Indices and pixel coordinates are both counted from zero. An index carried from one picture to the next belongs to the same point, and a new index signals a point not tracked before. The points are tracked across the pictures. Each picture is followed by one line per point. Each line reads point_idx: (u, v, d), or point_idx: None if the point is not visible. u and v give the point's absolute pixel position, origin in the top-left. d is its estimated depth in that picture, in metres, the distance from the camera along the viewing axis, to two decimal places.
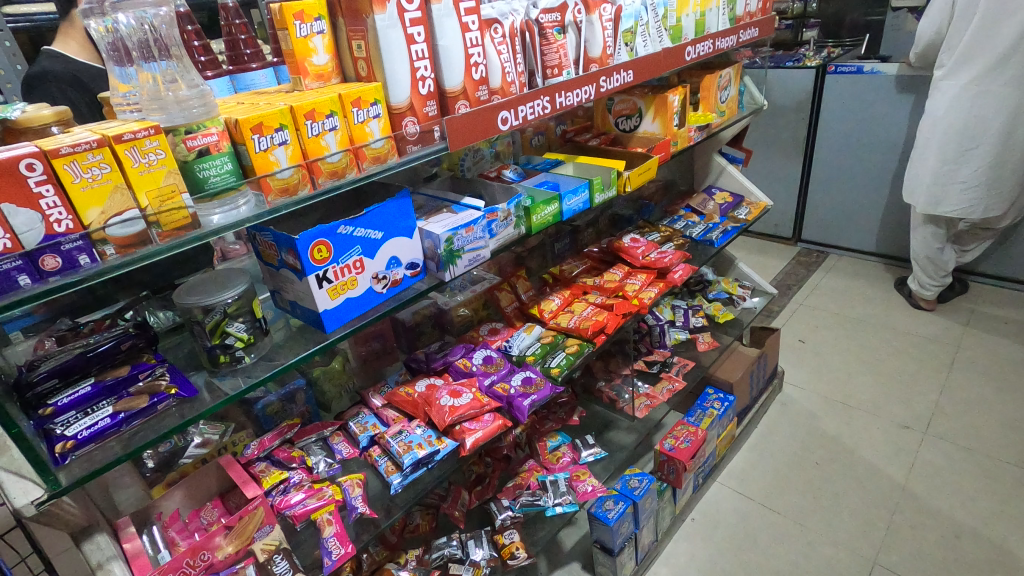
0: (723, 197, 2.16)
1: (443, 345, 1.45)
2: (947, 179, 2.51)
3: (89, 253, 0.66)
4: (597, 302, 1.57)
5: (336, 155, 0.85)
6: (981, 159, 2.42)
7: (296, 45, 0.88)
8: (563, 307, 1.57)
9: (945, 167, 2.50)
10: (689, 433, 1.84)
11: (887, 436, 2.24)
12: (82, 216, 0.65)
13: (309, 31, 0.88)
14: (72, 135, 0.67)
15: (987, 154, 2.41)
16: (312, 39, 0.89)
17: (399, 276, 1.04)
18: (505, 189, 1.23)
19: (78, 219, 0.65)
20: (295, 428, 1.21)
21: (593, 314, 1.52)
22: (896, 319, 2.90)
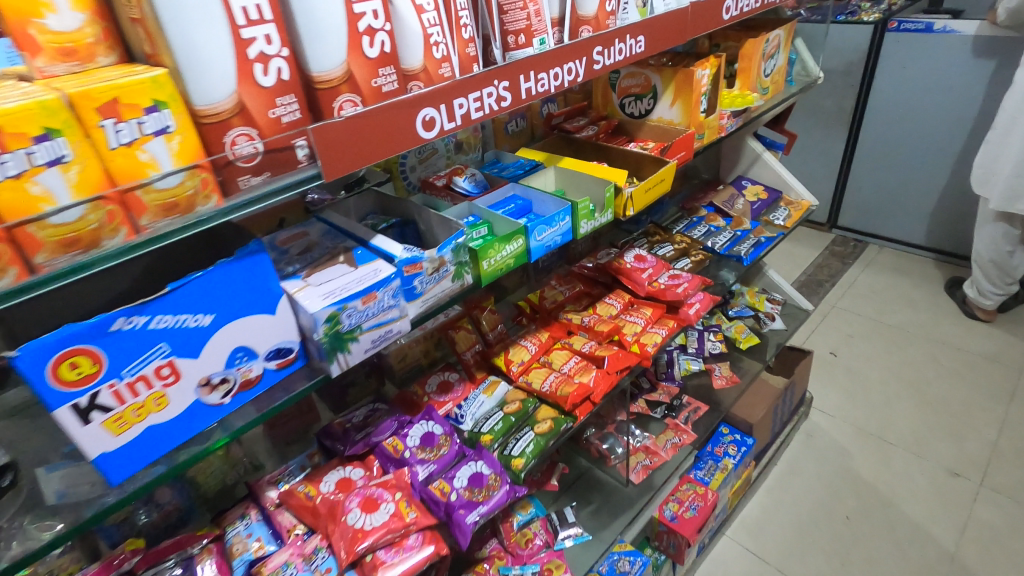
0: (755, 192, 1.73)
1: (372, 411, 1.08)
2: None
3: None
4: (583, 350, 1.18)
5: (69, 210, 0.46)
6: None
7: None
8: (539, 356, 1.20)
9: None
10: (696, 497, 1.50)
11: (934, 485, 1.87)
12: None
13: None
14: None
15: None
16: None
17: (253, 372, 0.66)
18: (443, 221, 0.83)
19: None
20: (138, 553, 0.84)
21: (577, 369, 1.14)
22: (946, 330, 2.49)
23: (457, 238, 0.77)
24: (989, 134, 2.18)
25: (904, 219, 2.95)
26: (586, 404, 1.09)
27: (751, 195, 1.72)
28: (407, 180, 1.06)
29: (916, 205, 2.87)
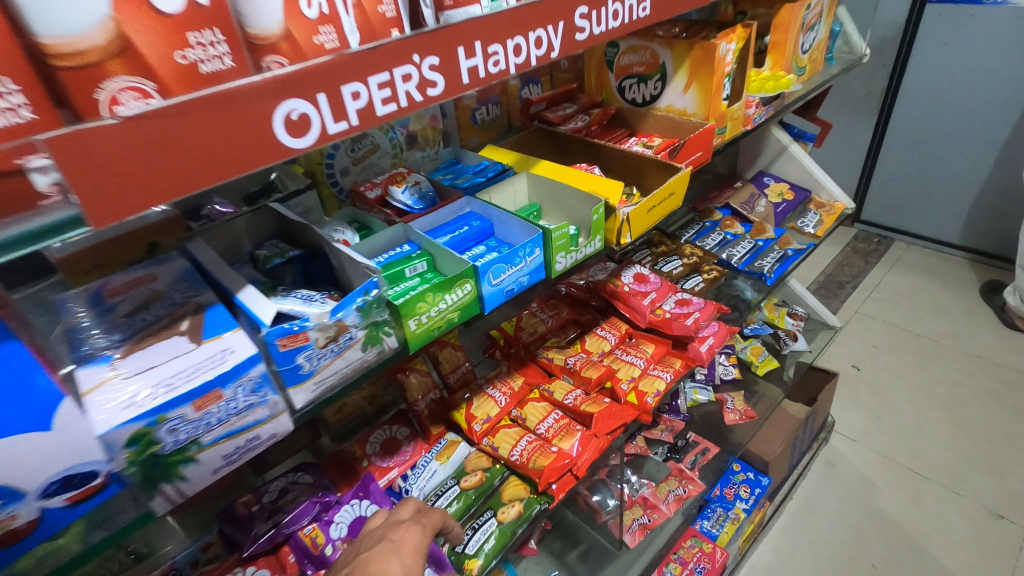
0: (780, 191, 1.47)
1: (286, 488, 0.83)
2: None
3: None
4: (566, 403, 0.94)
5: None
6: None
7: None
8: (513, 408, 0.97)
9: None
10: (703, 557, 1.26)
11: (974, 529, 1.64)
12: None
13: None
14: None
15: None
16: None
17: (23, 518, 0.39)
18: (352, 263, 0.57)
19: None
20: None
21: (557, 430, 0.91)
22: (983, 342, 2.23)
23: (359, 295, 0.52)
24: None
25: (937, 214, 2.67)
26: (569, 480, 0.86)
27: (774, 195, 1.46)
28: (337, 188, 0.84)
29: (951, 200, 2.59)
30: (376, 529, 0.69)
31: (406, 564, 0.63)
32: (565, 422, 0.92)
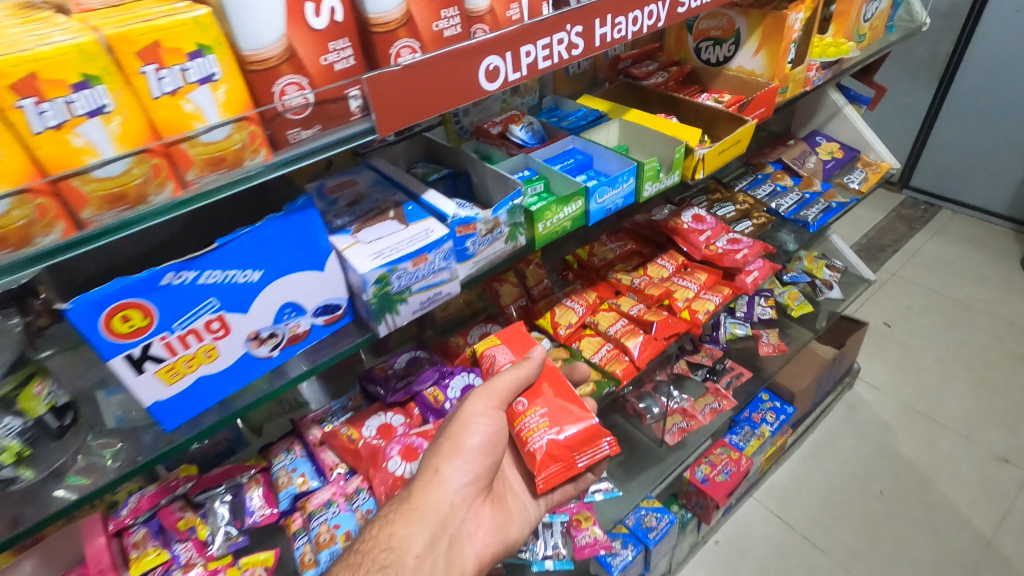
0: (830, 150, 1.60)
1: (415, 358, 1.07)
2: None
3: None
4: (521, 403, 0.86)
5: (113, 164, 0.42)
6: None
7: (160, 117, 0.44)
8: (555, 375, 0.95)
9: None
10: (730, 462, 1.48)
11: (979, 470, 1.81)
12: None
13: (178, 83, 0.44)
14: None
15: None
16: (189, 96, 0.45)
17: (302, 328, 0.65)
18: (497, 178, 0.77)
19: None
20: (192, 480, 0.91)
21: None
22: (1014, 307, 2.34)
23: (511, 198, 0.72)
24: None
25: (990, 183, 2.72)
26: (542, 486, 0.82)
27: (825, 152, 1.59)
28: (459, 125, 0.96)
29: (1004, 169, 2.64)
30: (454, 419, 0.83)
31: (437, 458, 0.81)
32: (528, 433, 0.84)
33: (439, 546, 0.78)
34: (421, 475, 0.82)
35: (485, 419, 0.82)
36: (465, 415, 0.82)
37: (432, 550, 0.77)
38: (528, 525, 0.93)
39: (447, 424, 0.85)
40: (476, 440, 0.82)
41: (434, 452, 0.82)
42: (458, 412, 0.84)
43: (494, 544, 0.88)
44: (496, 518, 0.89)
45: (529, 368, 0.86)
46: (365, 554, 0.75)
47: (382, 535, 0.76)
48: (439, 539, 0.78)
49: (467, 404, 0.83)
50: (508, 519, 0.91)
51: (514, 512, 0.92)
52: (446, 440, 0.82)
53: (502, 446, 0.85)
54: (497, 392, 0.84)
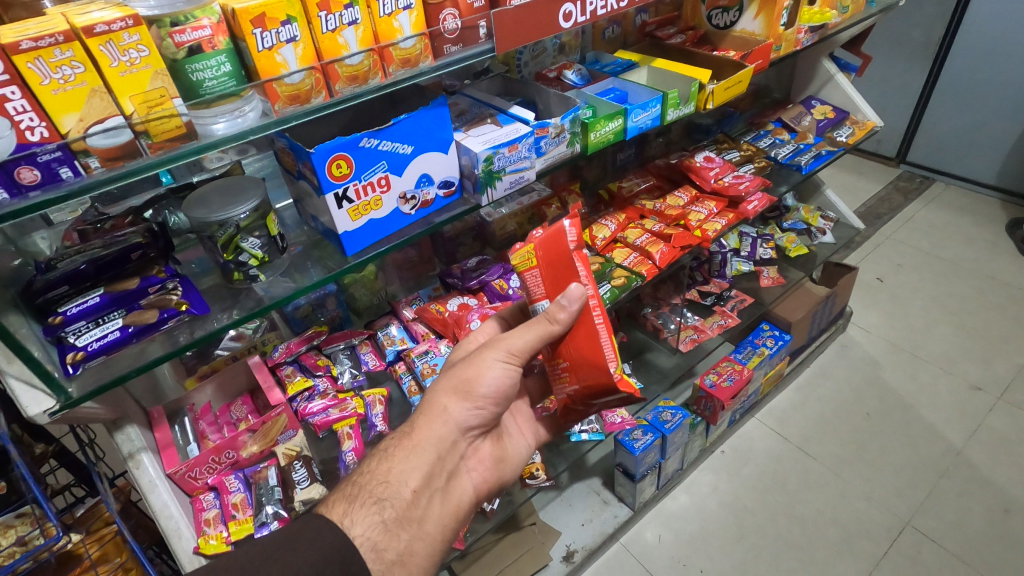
0: (824, 111, 1.86)
1: (482, 260, 1.36)
2: None
3: (6, 187, 0.55)
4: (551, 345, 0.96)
5: (356, 56, 0.71)
6: None
7: (379, 28, 0.72)
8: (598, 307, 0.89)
9: None
10: (733, 372, 1.76)
11: (955, 397, 2.07)
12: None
13: (394, 8, 0.72)
14: (89, 9, 0.59)
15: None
16: (396, 17, 0.73)
17: (430, 196, 0.93)
18: (561, 99, 1.06)
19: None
20: (322, 334, 1.19)
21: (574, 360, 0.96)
22: (996, 265, 2.59)
23: (574, 110, 1.00)
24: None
25: (980, 157, 2.95)
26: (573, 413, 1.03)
27: (819, 113, 1.85)
28: (521, 73, 1.25)
29: (993, 143, 2.88)
30: (472, 362, 0.90)
31: (449, 394, 0.90)
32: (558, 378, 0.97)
33: (436, 482, 0.87)
34: (428, 412, 0.90)
35: (500, 368, 0.89)
36: (482, 361, 0.89)
37: (430, 484, 0.86)
38: (515, 463, 1.08)
39: (463, 363, 0.91)
40: (488, 389, 0.89)
41: (447, 388, 0.90)
42: (478, 356, 0.91)
43: (487, 478, 1.01)
44: (490, 455, 1.02)
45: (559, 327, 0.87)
46: (361, 486, 0.84)
47: (381, 470, 0.85)
48: (437, 475, 0.88)
49: (485, 352, 0.90)
50: (500, 455, 1.05)
51: (506, 450, 1.07)
52: (460, 380, 0.90)
53: (510, 399, 0.93)
54: (518, 345, 0.89)
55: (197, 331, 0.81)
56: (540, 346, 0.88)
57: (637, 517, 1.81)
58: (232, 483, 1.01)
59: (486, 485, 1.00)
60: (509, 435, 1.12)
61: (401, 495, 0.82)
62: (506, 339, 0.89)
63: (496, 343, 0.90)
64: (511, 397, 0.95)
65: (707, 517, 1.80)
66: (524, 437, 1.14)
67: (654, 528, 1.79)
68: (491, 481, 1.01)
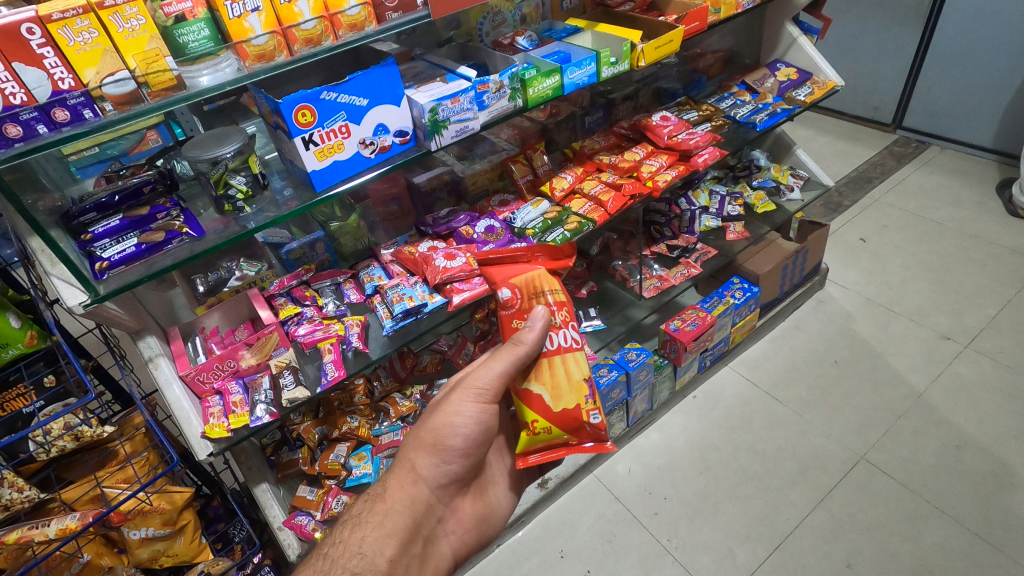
0: (787, 73, 1.96)
1: (453, 211, 1.54)
2: None
3: (46, 124, 0.75)
4: (569, 339, 0.99)
5: (309, 22, 0.89)
6: None
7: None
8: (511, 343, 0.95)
9: None
10: (697, 318, 1.90)
11: (924, 346, 2.16)
12: (32, 90, 0.74)
13: None
14: None
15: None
16: None
17: (387, 143, 1.11)
18: (505, 59, 1.23)
19: (20, 82, 0.73)
20: (311, 272, 1.40)
21: (563, 379, 0.98)
22: (982, 224, 2.63)
23: (511, 68, 1.17)
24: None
25: (974, 118, 2.97)
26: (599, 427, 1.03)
27: (782, 76, 1.95)
28: (483, 42, 1.42)
29: (985, 105, 2.90)
30: (440, 416, 0.91)
31: (420, 459, 0.90)
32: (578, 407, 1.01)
33: (412, 546, 0.86)
34: (399, 473, 0.90)
35: (466, 414, 0.91)
36: (448, 412, 0.91)
37: (407, 550, 0.85)
38: (501, 517, 1.08)
39: (431, 416, 0.93)
40: (456, 440, 0.90)
41: (418, 454, 0.91)
42: (443, 406, 0.92)
43: (466, 541, 1.00)
44: (469, 515, 1.01)
45: (523, 350, 0.91)
46: (333, 558, 0.81)
47: (354, 539, 0.83)
48: (414, 540, 0.87)
49: (449, 403, 0.91)
50: (482, 512, 1.04)
51: (488, 505, 1.06)
52: (428, 437, 0.91)
53: (480, 445, 0.93)
54: (487, 385, 0.91)
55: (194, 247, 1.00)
56: (505, 373, 0.92)
57: (611, 452, 1.98)
58: (234, 387, 1.20)
59: (466, 547, 1.00)
60: (494, 487, 1.09)
61: (377, 565, 0.80)
62: (468, 384, 0.92)
63: (459, 392, 0.92)
64: (486, 446, 0.95)
65: (675, 453, 1.96)
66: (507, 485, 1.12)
67: (626, 462, 1.96)
68: (468, 543, 1.00)
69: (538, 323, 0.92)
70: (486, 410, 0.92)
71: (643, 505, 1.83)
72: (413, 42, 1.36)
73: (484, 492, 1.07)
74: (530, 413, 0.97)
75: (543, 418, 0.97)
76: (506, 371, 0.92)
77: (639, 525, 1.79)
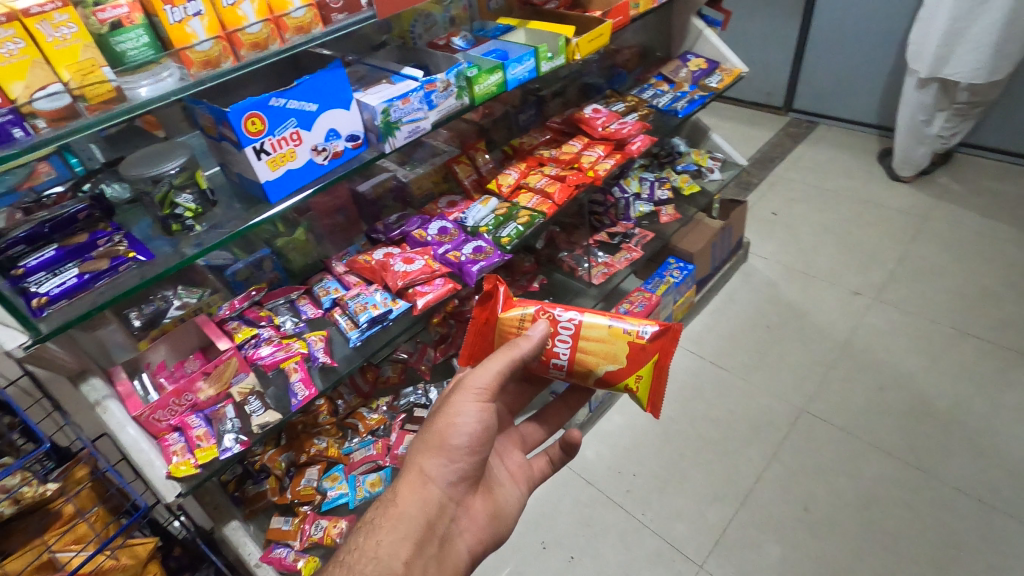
0: (697, 63, 2.09)
1: (403, 216, 1.52)
2: (957, 36, 2.22)
3: None
4: (567, 328, 1.06)
5: (255, 25, 0.85)
6: (997, 13, 2.12)
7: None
8: (558, 373, 1.08)
9: (957, 24, 2.20)
10: (644, 299, 2.00)
11: (840, 303, 2.38)
12: None
13: None
14: None
15: (1000, 9, 2.11)
16: None
17: (339, 148, 1.09)
18: (447, 58, 1.24)
19: None
20: (262, 291, 1.34)
21: (599, 347, 1.06)
22: (872, 190, 2.93)
23: (456, 67, 1.18)
24: (921, 11, 2.34)
25: (853, 97, 3.31)
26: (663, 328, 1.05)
27: (694, 65, 2.09)
28: (416, 44, 1.41)
29: (860, 84, 3.24)
30: (442, 418, 0.90)
31: (427, 461, 0.89)
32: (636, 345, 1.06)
33: (426, 549, 0.85)
34: (407, 476, 0.89)
35: (469, 414, 0.89)
36: (449, 413, 0.89)
37: (422, 552, 0.84)
38: (512, 512, 1.05)
39: (434, 420, 0.92)
40: (460, 439, 0.88)
41: (424, 456, 0.89)
42: (444, 408, 0.91)
43: (481, 538, 0.98)
44: (482, 512, 0.99)
45: (519, 351, 0.96)
46: (350, 563, 0.81)
47: (369, 543, 0.82)
48: (428, 542, 0.86)
49: (450, 404, 0.90)
50: (494, 509, 1.02)
51: (498, 503, 1.03)
52: (433, 439, 0.90)
53: (486, 445, 0.91)
54: (486, 382, 0.91)
55: (147, 272, 0.93)
56: (503, 373, 0.93)
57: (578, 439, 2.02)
58: (195, 420, 1.12)
59: (480, 545, 0.97)
60: (501, 484, 1.07)
61: (392, 569, 0.80)
62: (466, 384, 0.91)
63: (459, 393, 0.91)
64: (492, 444, 0.93)
65: (638, 431, 2.03)
66: (514, 486, 1.10)
67: (593, 446, 2.01)
68: (484, 541, 0.98)
69: (535, 333, 0.98)
70: (487, 408, 0.91)
71: (616, 485, 1.89)
72: (345, 48, 1.33)
73: (492, 489, 1.05)
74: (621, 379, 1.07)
75: (626, 376, 1.06)
76: (502, 370, 0.93)
77: (613, 504, 1.84)
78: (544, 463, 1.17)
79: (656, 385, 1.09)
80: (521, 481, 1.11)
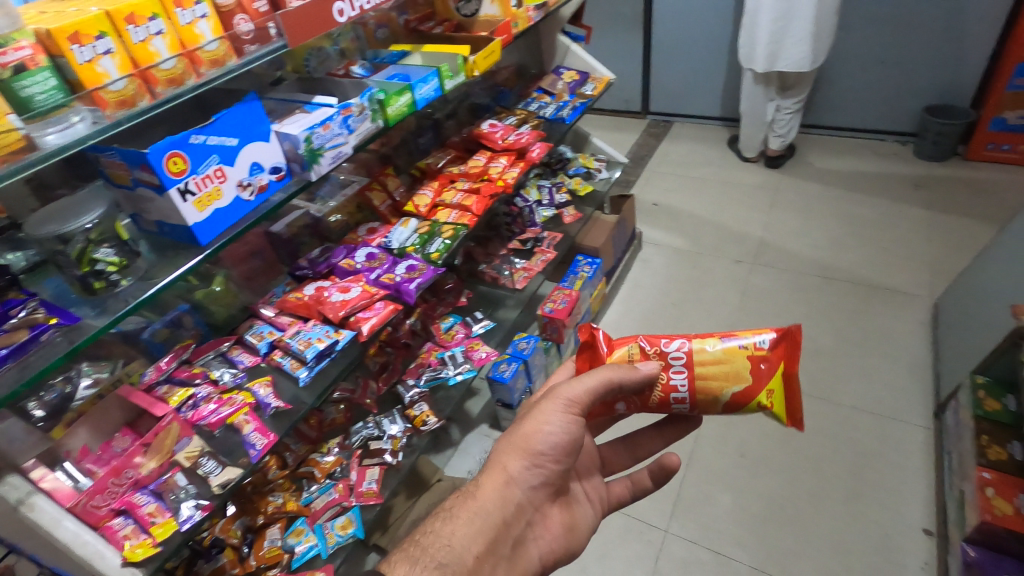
0: (570, 75, 2.28)
1: (325, 249, 1.49)
2: (781, 34, 2.64)
3: None
4: (677, 357, 0.96)
5: (169, 61, 0.83)
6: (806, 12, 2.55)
7: (182, 34, 0.85)
8: (681, 409, 0.97)
9: (779, 24, 2.62)
10: (565, 296, 2.10)
11: (728, 272, 2.66)
12: None
13: (192, 17, 0.86)
14: None
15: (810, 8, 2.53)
16: (196, 25, 0.87)
17: (264, 181, 1.06)
18: (355, 84, 1.26)
19: None
20: (190, 348, 1.25)
21: (717, 369, 0.94)
22: (730, 172, 3.33)
23: (368, 91, 1.20)
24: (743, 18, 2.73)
25: (697, 96, 3.75)
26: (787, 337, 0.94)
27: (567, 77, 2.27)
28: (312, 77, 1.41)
29: (701, 84, 3.69)
30: (528, 421, 0.90)
31: (513, 462, 0.90)
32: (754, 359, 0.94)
33: (498, 548, 0.88)
34: (491, 472, 0.91)
35: (555, 424, 0.88)
36: (537, 420, 0.89)
37: (493, 551, 0.87)
38: (588, 531, 1.03)
39: (522, 422, 0.92)
40: (544, 447, 0.89)
41: (511, 456, 0.91)
42: (533, 413, 0.91)
43: (554, 548, 0.98)
44: (558, 521, 0.99)
45: (619, 377, 0.88)
46: (423, 546, 0.85)
47: (445, 531, 0.86)
48: (501, 542, 0.89)
49: (538, 410, 0.90)
50: (571, 521, 1.01)
51: (576, 517, 1.02)
52: (517, 440, 0.91)
53: (571, 454, 0.91)
54: (575, 398, 0.87)
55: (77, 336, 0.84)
56: (598, 392, 0.87)
57: None
58: (141, 498, 1.01)
59: (552, 554, 0.97)
60: (580, 501, 1.05)
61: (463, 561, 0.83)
62: (557, 394, 0.89)
63: (548, 401, 0.90)
64: (578, 455, 0.92)
65: None
66: (593, 503, 1.08)
67: None
68: (556, 550, 0.97)
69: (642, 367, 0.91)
70: (575, 420, 0.88)
71: None
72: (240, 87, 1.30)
73: (571, 503, 1.02)
74: (752, 401, 0.94)
75: (755, 397, 0.93)
76: (595, 390, 0.87)
77: None
78: (625, 488, 1.13)
79: (793, 400, 0.94)
80: (596, 502, 1.08)
